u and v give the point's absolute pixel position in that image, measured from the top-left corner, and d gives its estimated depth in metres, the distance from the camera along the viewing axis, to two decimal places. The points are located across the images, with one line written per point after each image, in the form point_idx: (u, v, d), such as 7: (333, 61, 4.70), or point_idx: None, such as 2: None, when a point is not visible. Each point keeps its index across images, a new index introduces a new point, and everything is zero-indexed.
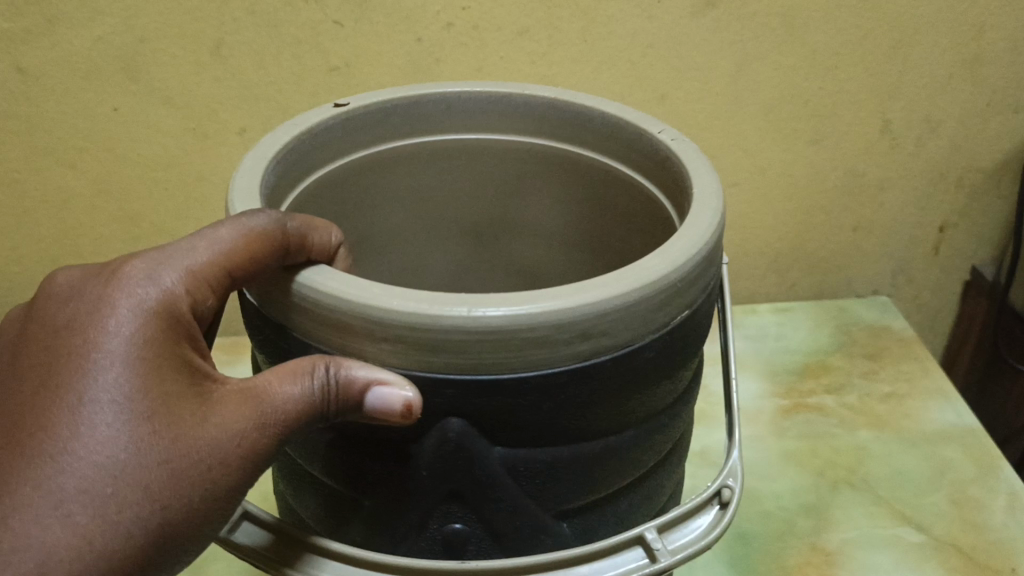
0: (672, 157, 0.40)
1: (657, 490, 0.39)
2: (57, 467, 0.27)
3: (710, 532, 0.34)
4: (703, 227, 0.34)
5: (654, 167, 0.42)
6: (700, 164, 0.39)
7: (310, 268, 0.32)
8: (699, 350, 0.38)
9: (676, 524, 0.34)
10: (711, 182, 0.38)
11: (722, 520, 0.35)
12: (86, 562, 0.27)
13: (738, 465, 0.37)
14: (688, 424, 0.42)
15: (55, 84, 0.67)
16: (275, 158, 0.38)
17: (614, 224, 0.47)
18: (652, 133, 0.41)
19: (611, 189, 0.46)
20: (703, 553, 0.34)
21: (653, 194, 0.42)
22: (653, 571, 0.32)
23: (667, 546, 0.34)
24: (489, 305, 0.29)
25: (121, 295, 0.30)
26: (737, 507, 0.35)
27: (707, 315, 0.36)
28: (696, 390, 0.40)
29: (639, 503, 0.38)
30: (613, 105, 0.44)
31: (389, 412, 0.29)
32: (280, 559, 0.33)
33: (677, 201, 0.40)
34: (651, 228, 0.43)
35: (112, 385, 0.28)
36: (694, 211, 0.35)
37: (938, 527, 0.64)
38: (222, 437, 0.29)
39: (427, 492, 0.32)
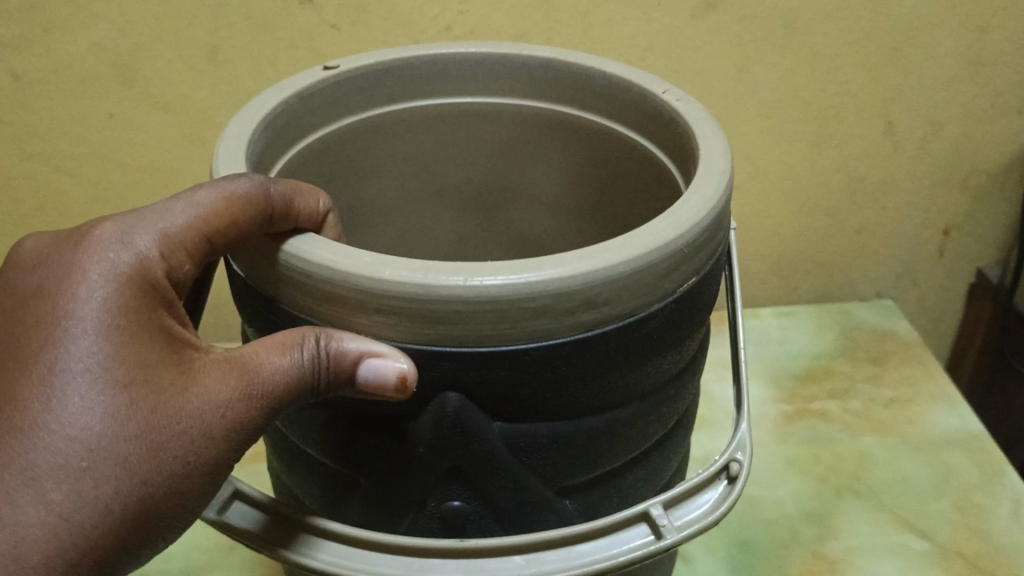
0: (677, 118, 0.39)
1: (662, 465, 0.38)
2: (29, 442, 0.26)
3: (717, 509, 0.33)
4: (711, 191, 0.33)
5: (659, 130, 0.40)
6: (708, 125, 0.37)
7: (298, 235, 0.31)
8: (706, 321, 0.37)
9: (682, 499, 0.33)
10: (720, 143, 0.36)
11: (730, 495, 0.34)
12: (64, 540, 0.26)
13: (747, 439, 0.36)
14: (694, 399, 0.40)
15: (51, 89, 0.67)
16: (263, 123, 0.38)
17: (618, 187, 0.45)
18: (656, 94, 0.40)
19: (612, 153, 0.44)
20: (711, 529, 0.32)
21: (657, 158, 0.41)
22: (658, 548, 0.31)
23: (674, 522, 0.32)
24: (487, 274, 0.28)
25: (92, 260, 0.29)
26: (746, 482, 0.34)
27: (714, 282, 0.35)
28: (702, 362, 0.38)
29: (643, 479, 0.37)
30: (616, 65, 0.42)
31: (384, 385, 0.29)
32: (273, 540, 0.32)
33: (682, 162, 0.39)
34: (659, 192, 0.42)
35: (85, 354, 0.27)
36: (701, 174, 0.34)
37: (942, 533, 0.63)
38: (205, 408, 0.28)
39: (424, 470, 0.31)
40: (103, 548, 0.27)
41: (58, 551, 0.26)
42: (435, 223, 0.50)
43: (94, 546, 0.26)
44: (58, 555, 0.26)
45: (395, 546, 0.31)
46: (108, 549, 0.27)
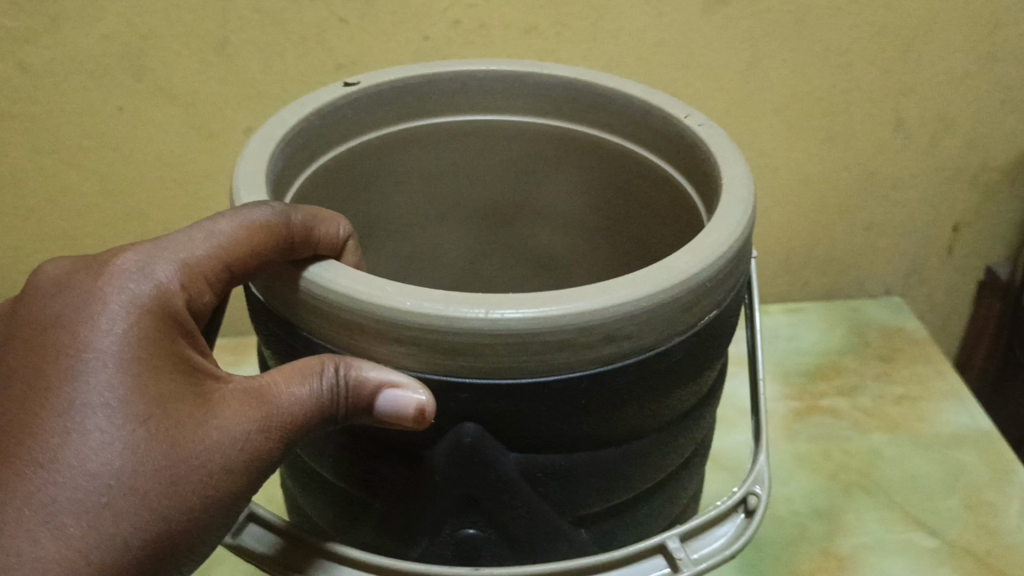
0: (698, 143, 0.38)
1: (676, 493, 0.38)
2: (49, 477, 0.26)
3: (733, 542, 0.33)
4: (735, 222, 0.33)
5: (679, 153, 0.40)
6: (731, 152, 0.37)
7: (319, 262, 0.31)
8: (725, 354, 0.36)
9: (700, 531, 0.33)
10: (743, 172, 0.36)
11: (747, 528, 0.34)
12: None
13: (765, 470, 0.36)
14: (711, 428, 0.40)
15: (58, 83, 0.66)
16: (283, 141, 0.37)
17: (635, 209, 0.45)
18: (677, 117, 0.39)
19: (628, 174, 0.44)
20: (728, 562, 0.33)
21: (677, 180, 0.41)
22: None
23: (691, 555, 0.32)
24: (508, 306, 0.28)
25: (111, 290, 0.29)
26: (763, 516, 0.34)
27: (736, 312, 0.35)
28: (718, 391, 0.38)
29: (658, 508, 0.37)
30: (637, 86, 0.42)
31: (403, 416, 0.29)
32: (290, 564, 0.33)
33: (704, 189, 0.38)
34: (676, 216, 0.42)
35: (104, 387, 0.27)
36: (725, 203, 0.34)
37: (952, 531, 0.63)
38: (223, 441, 0.28)
39: (440, 498, 0.32)
40: None
41: None
42: (448, 242, 0.49)
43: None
44: None
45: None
46: None
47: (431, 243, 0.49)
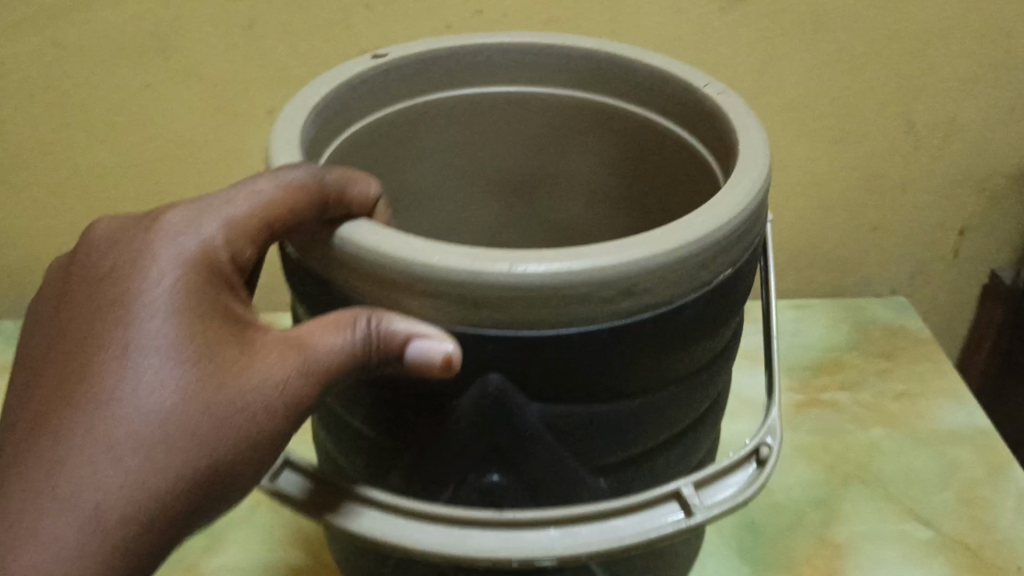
0: (719, 112, 0.40)
1: (694, 447, 0.39)
2: (107, 413, 0.27)
3: (747, 489, 0.35)
4: (751, 185, 0.34)
5: (698, 122, 0.42)
6: (747, 119, 0.39)
7: (351, 222, 0.33)
8: (740, 314, 0.38)
9: (714, 480, 0.35)
10: (760, 139, 0.37)
11: (759, 477, 0.36)
12: (140, 504, 0.26)
13: (777, 423, 0.37)
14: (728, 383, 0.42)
15: (91, 60, 0.68)
16: (315, 111, 0.39)
17: (656, 177, 0.47)
18: (697, 87, 0.41)
19: (647, 143, 0.46)
20: (741, 508, 0.35)
21: (697, 148, 0.42)
22: (688, 526, 0.34)
23: (704, 501, 0.35)
24: (531, 261, 0.31)
25: (161, 246, 0.30)
26: (775, 466, 0.36)
27: (751, 272, 0.37)
28: (736, 347, 0.39)
29: (675, 460, 0.38)
30: (656, 57, 0.44)
31: (430, 364, 0.30)
32: (323, 506, 0.35)
33: (721, 155, 0.40)
34: (698, 182, 0.43)
35: (157, 331, 0.28)
36: (741, 169, 0.35)
37: (946, 523, 0.65)
38: (266, 385, 0.30)
39: (465, 445, 0.34)
40: (174, 513, 0.27)
41: (134, 516, 0.26)
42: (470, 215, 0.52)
43: (168, 513, 0.27)
44: (134, 519, 0.26)
45: (439, 517, 0.34)
46: (178, 514, 0.28)
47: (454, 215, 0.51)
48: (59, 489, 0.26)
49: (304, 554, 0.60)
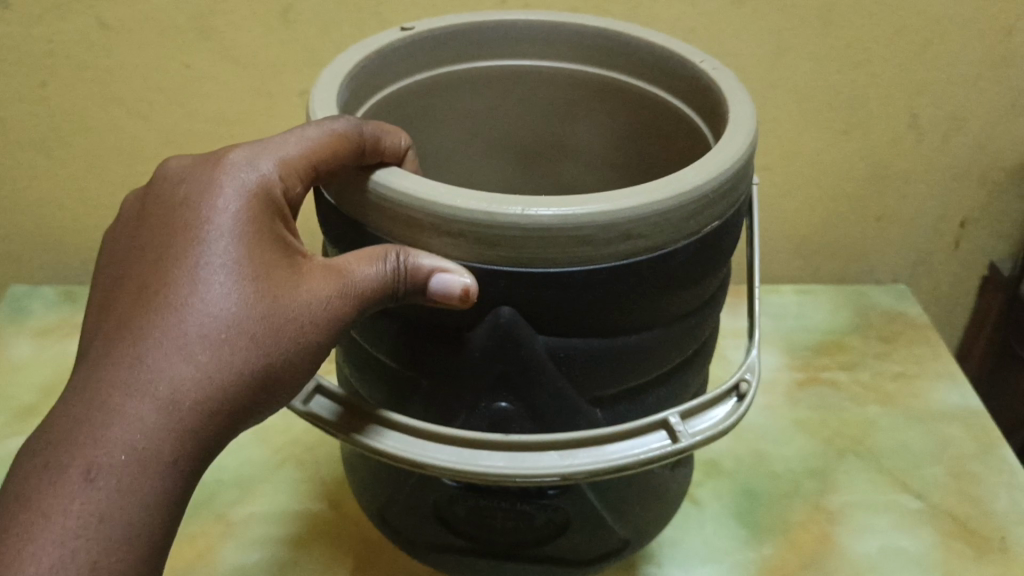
0: (713, 85, 0.44)
1: (683, 386, 0.44)
2: (181, 317, 0.32)
3: (727, 418, 0.39)
4: (737, 146, 0.39)
5: (695, 94, 0.46)
6: (737, 91, 0.43)
7: (384, 169, 0.37)
8: (726, 264, 0.42)
9: (699, 411, 0.39)
10: (747, 108, 0.42)
11: (738, 409, 0.40)
12: (208, 393, 0.32)
13: (757, 362, 0.42)
14: (715, 329, 0.46)
15: (139, 40, 0.73)
16: (348, 77, 0.43)
17: (656, 147, 0.51)
18: (694, 63, 0.45)
19: (649, 115, 0.50)
20: (722, 436, 0.39)
21: (692, 119, 0.46)
22: (674, 450, 0.38)
23: (689, 429, 0.39)
24: (542, 206, 0.34)
25: (226, 178, 0.35)
26: (753, 399, 0.40)
27: (736, 226, 0.41)
28: (722, 298, 0.44)
29: (666, 396, 0.43)
30: (659, 36, 0.48)
31: (450, 295, 0.35)
32: (349, 428, 0.39)
33: (714, 123, 0.44)
34: (691, 149, 0.48)
35: (222, 251, 0.33)
36: (730, 132, 0.40)
37: (935, 495, 0.68)
38: (312, 301, 0.35)
39: (478, 371, 0.38)
40: (234, 403, 0.33)
41: (204, 401, 0.32)
42: (485, 178, 0.56)
43: (230, 401, 0.33)
44: (203, 404, 0.32)
45: (455, 438, 0.37)
46: (237, 404, 0.33)
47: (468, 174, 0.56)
48: (143, 377, 0.31)
49: (326, 504, 0.64)
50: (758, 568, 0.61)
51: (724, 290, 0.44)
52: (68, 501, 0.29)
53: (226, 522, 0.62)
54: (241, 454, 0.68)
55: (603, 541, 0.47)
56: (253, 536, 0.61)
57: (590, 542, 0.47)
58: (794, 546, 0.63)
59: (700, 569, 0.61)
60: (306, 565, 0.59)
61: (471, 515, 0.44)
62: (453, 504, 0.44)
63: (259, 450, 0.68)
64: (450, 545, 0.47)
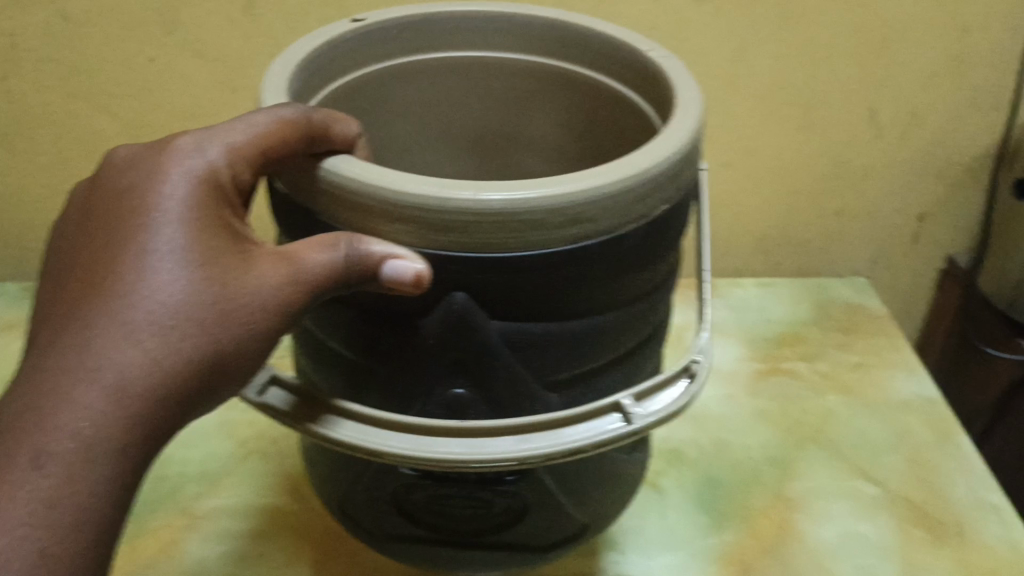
0: (660, 72, 0.45)
1: (636, 370, 0.45)
2: (128, 304, 0.32)
3: (679, 399, 0.40)
4: (683, 132, 0.39)
5: (643, 82, 0.47)
6: (684, 78, 0.44)
7: (335, 156, 0.37)
8: (676, 249, 0.43)
9: (651, 392, 0.40)
10: (693, 94, 0.42)
11: (689, 390, 0.41)
12: (156, 378, 0.32)
13: (706, 343, 0.42)
14: (666, 315, 0.47)
15: (99, 34, 0.72)
16: (300, 66, 0.43)
17: (608, 136, 0.52)
18: (642, 51, 0.46)
19: (601, 105, 0.51)
20: (674, 416, 0.40)
21: (640, 106, 0.47)
22: (628, 431, 0.38)
23: (642, 411, 0.39)
24: (492, 191, 0.35)
25: (173, 165, 0.35)
26: (703, 379, 0.41)
27: (684, 212, 0.42)
28: (673, 284, 0.45)
29: (619, 380, 0.44)
30: (609, 27, 0.49)
31: (402, 281, 0.35)
32: (305, 417, 0.39)
33: (663, 112, 0.45)
34: (640, 136, 0.48)
35: (170, 238, 0.33)
36: (677, 118, 0.41)
37: (894, 482, 0.69)
38: (263, 287, 0.35)
39: (434, 357, 0.39)
40: (184, 389, 0.33)
41: (152, 387, 0.32)
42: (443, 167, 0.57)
43: (179, 387, 0.33)
44: (152, 390, 0.32)
45: (410, 426, 0.37)
46: (187, 390, 0.33)
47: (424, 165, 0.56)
48: (91, 364, 0.31)
49: (290, 497, 0.64)
50: (719, 555, 0.62)
51: (675, 277, 0.45)
52: (14, 485, 0.29)
53: (190, 516, 0.62)
54: (204, 449, 0.68)
55: (562, 526, 0.47)
56: (218, 530, 0.61)
57: (550, 528, 0.47)
58: (755, 533, 0.64)
59: (662, 556, 0.62)
60: (270, 557, 0.59)
61: (430, 503, 0.45)
62: (412, 492, 0.45)
63: (223, 445, 0.68)
64: (410, 535, 0.47)
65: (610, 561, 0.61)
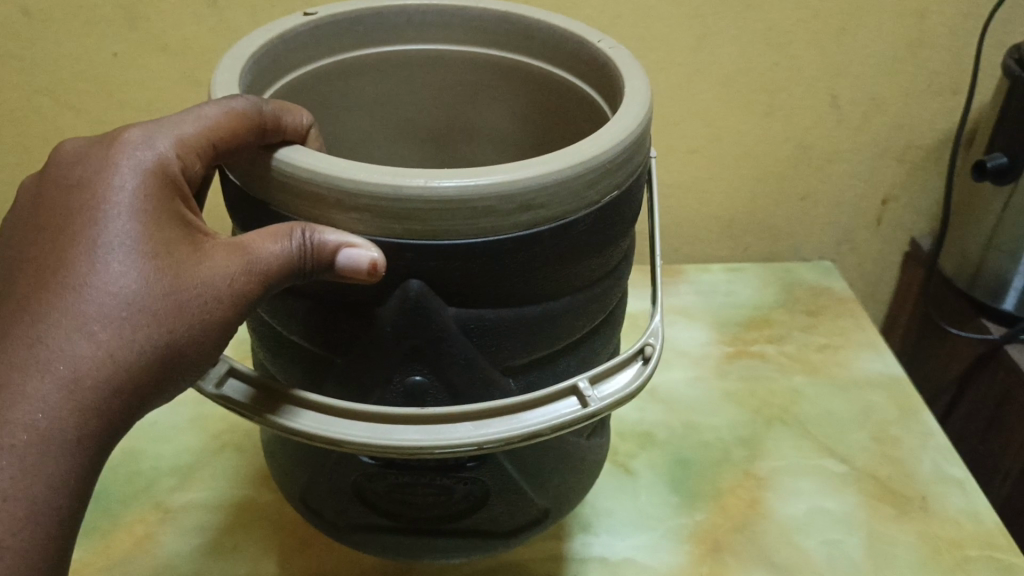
0: (610, 64, 0.45)
1: (592, 355, 0.46)
2: (80, 297, 0.34)
3: (634, 381, 0.41)
4: (632, 119, 0.40)
5: (594, 73, 0.47)
6: (632, 68, 0.44)
7: (287, 147, 0.38)
8: (629, 234, 0.44)
9: (607, 375, 0.41)
10: (642, 83, 0.43)
11: (644, 372, 0.41)
12: (109, 369, 0.34)
13: (660, 327, 0.43)
14: (620, 300, 0.48)
15: (60, 28, 0.72)
16: (250, 60, 0.43)
17: (561, 127, 0.52)
18: (591, 43, 0.47)
19: (554, 96, 0.51)
20: (630, 399, 0.40)
21: (591, 97, 0.48)
22: (584, 414, 0.39)
23: (598, 394, 0.40)
24: (444, 178, 0.35)
25: (122, 158, 0.36)
26: (658, 361, 0.41)
27: (635, 199, 0.43)
28: (627, 270, 0.46)
29: (576, 364, 0.44)
30: (559, 18, 0.49)
31: (358, 270, 0.35)
32: (264, 408, 0.39)
33: (612, 101, 0.46)
34: (592, 127, 0.49)
35: (120, 231, 0.35)
36: (625, 105, 0.41)
37: (859, 459, 0.70)
38: (216, 277, 0.36)
39: (391, 346, 0.39)
40: (138, 378, 0.35)
41: (106, 377, 0.34)
42: (402, 159, 0.57)
43: (132, 376, 0.34)
44: (105, 380, 0.34)
45: (368, 414, 0.38)
46: (142, 380, 0.35)
47: (382, 156, 0.56)
48: (45, 356, 0.33)
49: (263, 489, 0.64)
50: (690, 534, 0.63)
51: (629, 262, 0.46)
52: None
53: (164, 509, 0.62)
54: (176, 443, 0.68)
55: (523, 512, 0.48)
56: (191, 522, 0.61)
57: (510, 514, 0.47)
58: (725, 512, 0.65)
59: (635, 536, 0.63)
60: (244, 548, 0.59)
61: (391, 492, 0.45)
62: (373, 482, 0.45)
63: (195, 439, 0.68)
64: (372, 524, 0.47)
65: (580, 542, 0.62)
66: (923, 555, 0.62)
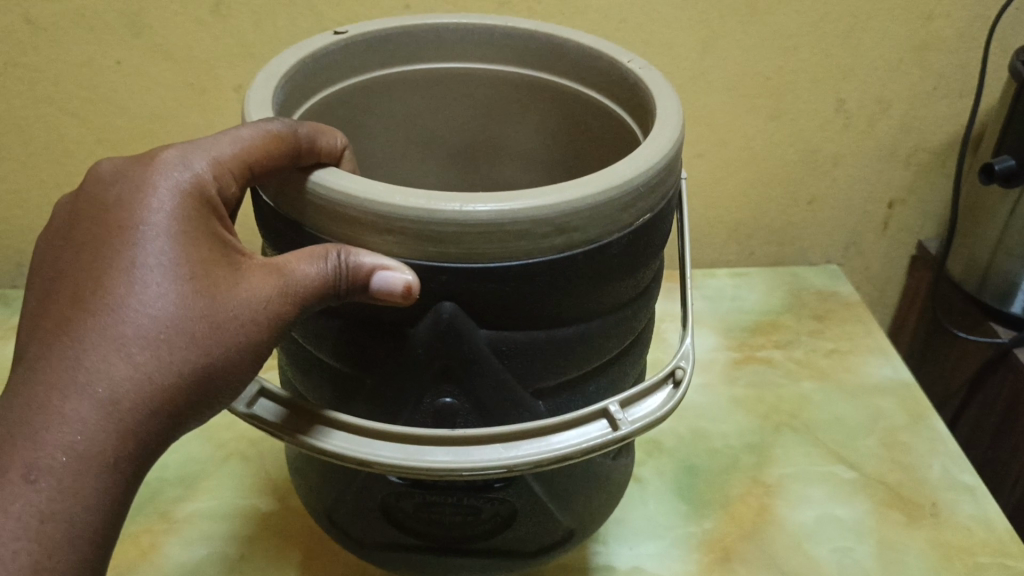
0: (640, 84, 0.45)
1: (622, 374, 0.46)
2: (119, 318, 0.33)
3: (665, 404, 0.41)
4: (665, 142, 0.40)
5: (624, 92, 0.47)
6: (665, 90, 0.44)
7: (321, 170, 0.37)
8: (659, 255, 0.44)
9: (637, 398, 0.41)
10: (674, 104, 0.43)
11: (675, 395, 0.41)
12: (147, 392, 0.34)
13: (691, 349, 0.43)
14: (648, 320, 0.48)
15: (63, 37, 0.71)
16: (283, 78, 0.43)
17: (586, 141, 0.52)
18: (622, 62, 0.47)
19: (581, 112, 0.51)
20: (662, 421, 0.40)
21: (622, 116, 0.48)
22: (615, 437, 0.39)
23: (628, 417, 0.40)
24: (480, 202, 0.35)
25: (159, 178, 0.36)
26: (689, 385, 0.41)
27: (667, 219, 0.43)
28: (656, 289, 0.46)
29: (605, 386, 0.45)
30: (587, 37, 0.49)
31: (392, 292, 0.35)
32: (295, 427, 0.39)
33: (643, 122, 0.46)
34: (621, 146, 0.49)
35: (158, 252, 0.34)
36: (658, 128, 0.41)
37: (868, 465, 0.71)
38: (251, 299, 0.36)
39: (422, 368, 0.39)
40: (175, 400, 0.34)
41: (143, 400, 0.34)
42: (420, 173, 0.57)
43: (168, 398, 0.34)
44: (142, 402, 0.34)
45: (400, 435, 0.38)
46: (178, 402, 0.35)
47: (402, 171, 0.56)
48: (83, 377, 0.33)
49: (273, 499, 0.64)
50: (699, 542, 0.63)
51: (659, 282, 0.46)
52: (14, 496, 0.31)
53: (169, 520, 0.61)
54: (183, 453, 0.67)
55: (549, 531, 0.48)
56: (199, 533, 0.60)
57: (537, 533, 0.47)
58: (733, 520, 0.65)
59: (643, 545, 0.63)
60: (253, 559, 0.59)
61: (418, 511, 0.45)
62: (401, 500, 0.45)
63: (203, 449, 0.68)
64: (398, 543, 0.47)
65: (595, 552, 0.62)
66: (933, 562, 0.62)
